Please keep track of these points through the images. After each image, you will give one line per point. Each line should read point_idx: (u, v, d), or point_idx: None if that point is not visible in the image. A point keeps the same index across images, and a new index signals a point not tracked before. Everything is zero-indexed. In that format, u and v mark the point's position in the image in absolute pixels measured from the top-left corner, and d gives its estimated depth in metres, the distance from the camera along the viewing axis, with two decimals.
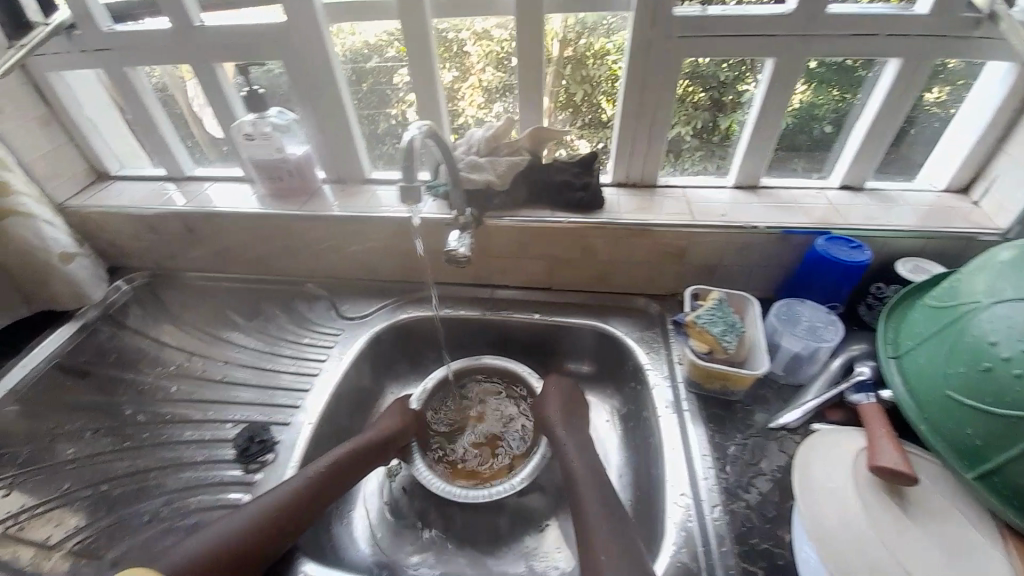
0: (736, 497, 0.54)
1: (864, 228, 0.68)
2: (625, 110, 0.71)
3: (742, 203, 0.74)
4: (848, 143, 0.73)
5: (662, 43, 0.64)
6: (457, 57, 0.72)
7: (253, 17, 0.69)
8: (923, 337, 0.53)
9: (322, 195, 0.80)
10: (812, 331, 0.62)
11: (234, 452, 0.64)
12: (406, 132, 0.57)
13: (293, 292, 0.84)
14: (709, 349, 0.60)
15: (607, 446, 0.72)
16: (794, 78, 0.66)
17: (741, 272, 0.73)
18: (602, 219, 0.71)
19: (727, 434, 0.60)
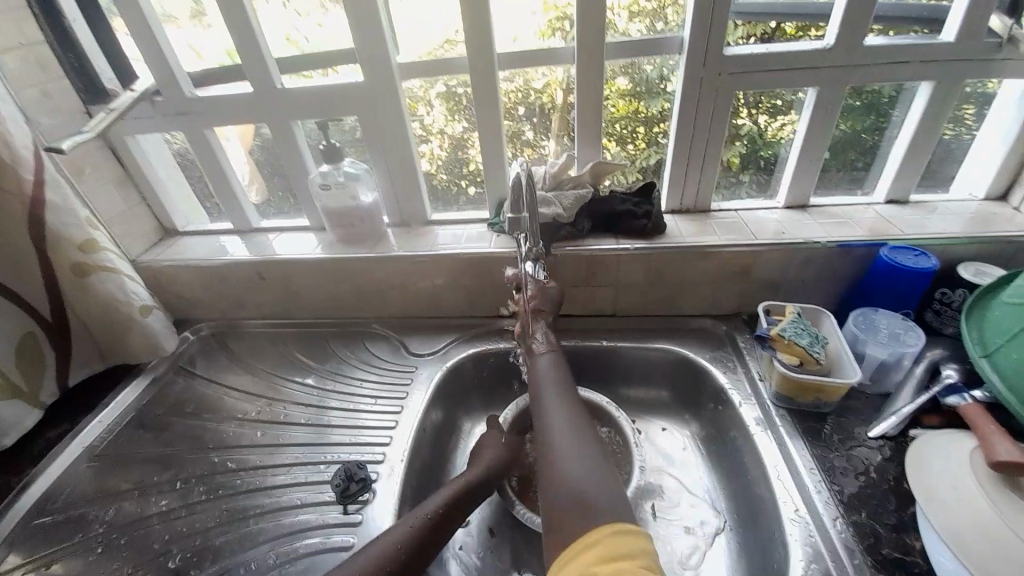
0: (855, 510, 0.54)
1: (921, 237, 0.71)
2: (677, 142, 0.75)
3: (797, 221, 0.77)
4: (891, 158, 0.77)
5: (713, 78, 0.70)
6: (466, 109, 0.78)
7: (332, 77, 0.75)
8: (1012, 332, 0.55)
9: (388, 237, 0.83)
10: (893, 339, 0.65)
11: (333, 494, 0.63)
12: (512, 169, 0.63)
13: (361, 332, 0.86)
14: (799, 360, 0.62)
15: (696, 472, 0.71)
16: (836, 103, 0.71)
17: (804, 287, 0.76)
18: (667, 243, 0.74)
19: (828, 447, 0.61)
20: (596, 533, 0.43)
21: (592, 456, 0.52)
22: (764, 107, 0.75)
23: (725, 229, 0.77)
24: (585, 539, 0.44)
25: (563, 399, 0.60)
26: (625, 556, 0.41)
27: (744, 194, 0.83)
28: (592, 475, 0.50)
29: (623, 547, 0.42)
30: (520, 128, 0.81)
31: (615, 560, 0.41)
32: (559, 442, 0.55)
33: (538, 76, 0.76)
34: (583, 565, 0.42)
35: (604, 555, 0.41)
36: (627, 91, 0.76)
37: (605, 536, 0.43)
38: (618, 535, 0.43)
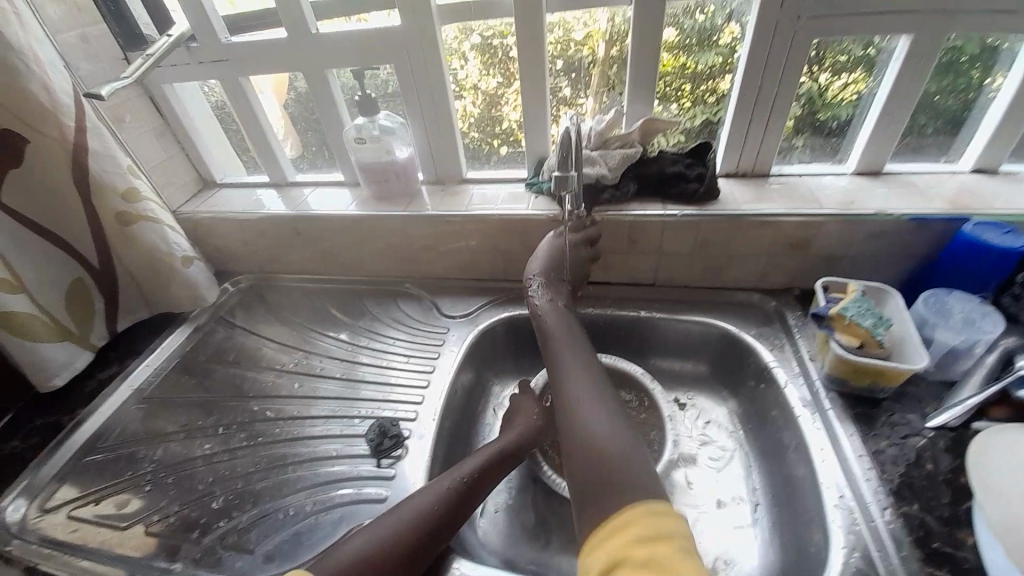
0: (906, 500, 0.51)
1: (1011, 213, 0.63)
2: (738, 99, 0.69)
3: (867, 190, 0.70)
4: (986, 122, 0.68)
5: (789, 25, 0.62)
6: (502, 62, 0.73)
7: (366, 22, 0.71)
8: None
9: (422, 195, 0.81)
10: (968, 323, 0.59)
11: (366, 447, 0.65)
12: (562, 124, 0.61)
13: (394, 291, 0.85)
14: (860, 342, 0.58)
15: (733, 451, 0.69)
16: (927, 58, 0.62)
17: (867, 264, 0.70)
18: (718, 210, 0.69)
19: (880, 435, 0.57)
20: (631, 512, 0.42)
21: (615, 423, 0.51)
22: (827, 64, 0.66)
23: (785, 196, 0.70)
24: (619, 518, 0.42)
25: (587, 369, 0.58)
26: (663, 537, 0.39)
27: (796, 160, 0.76)
28: (617, 444, 0.48)
29: (656, 528, 0.40)
30: (558, 84, 0.75)
31: (651, 542, 0.39)
32: (581, 408, 0.53)
33: (577, 26, 0.70)
34: (616, 547, 0.40)
35: (640, 538, 0.40)
36: (679, 41, 0.69)
37: (643, 517, 0.41)
38: (652, 514, 0.41)
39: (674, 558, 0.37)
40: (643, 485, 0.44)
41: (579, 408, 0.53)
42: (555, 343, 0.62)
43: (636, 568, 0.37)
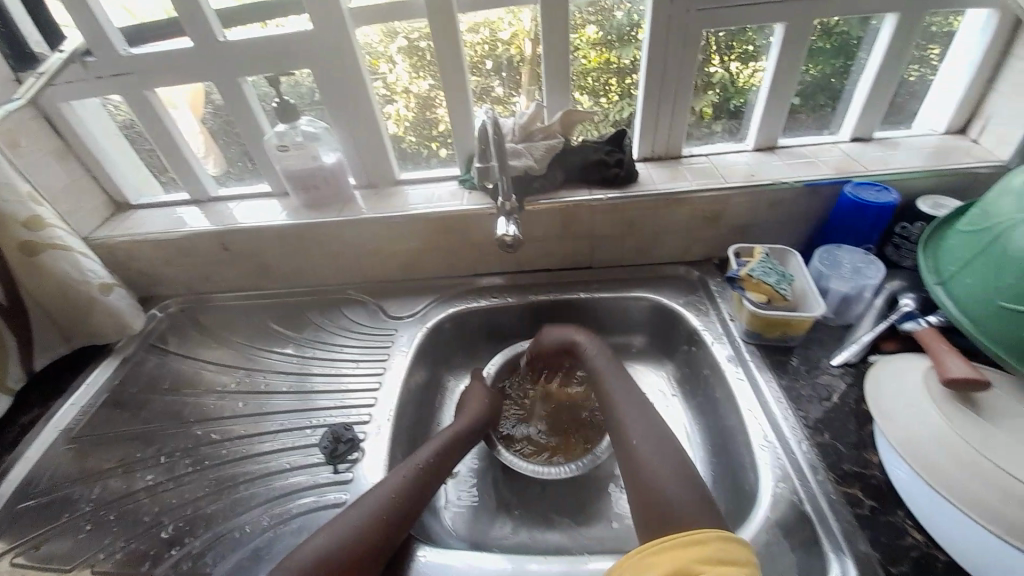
0: (820, 432, 0.58)
1: (883, 173, 0.72)
2: (647, 87, 0.74)
3: (764, 163, 0.78)
4: (857, 96, 0.77)
5: (683, 15, 0.68)
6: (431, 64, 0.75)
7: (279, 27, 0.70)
8: (963, 261, 0.56)
9: (355, 200, 0.80)
10: (855, 272, 0.67)
11: (321, 455, 0.65)
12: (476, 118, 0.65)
13: (337, 299, 0.85)
14: (767, 298, 0.64)
15: (675, 413, 0.74)
16: (802, 41, 0.70)
17: (772, 229, 0.77)
18: (639, 191, 0.74)
19: (795, 378, 0.63)
20: (705, 534, 0.43)
21: (664, 451, 0.54)
22: (736, 53, 0.74)
23: (697, 174, 0.77)
24: (691, 535, 0.43)
25: (644, 423, 0.58)
26: (725, 560, 0.41)
27: (705, 140, 0.83)
28: (670, 474, 0.51)
29: (729, 553, 0.41)
30: (489, 83, 0.79)
31: (714, 564, 0.40)
32: (636, 438, 0.57)
33: (504, 26, 0.73)
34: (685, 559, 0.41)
35: (702, 558, 0.41)
36: (600, 38, 0.74)
37: (714, 540, 0.42)
38: (726, 541, 0.42)
39: None
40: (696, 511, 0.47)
41: (644, 464, 0.53)
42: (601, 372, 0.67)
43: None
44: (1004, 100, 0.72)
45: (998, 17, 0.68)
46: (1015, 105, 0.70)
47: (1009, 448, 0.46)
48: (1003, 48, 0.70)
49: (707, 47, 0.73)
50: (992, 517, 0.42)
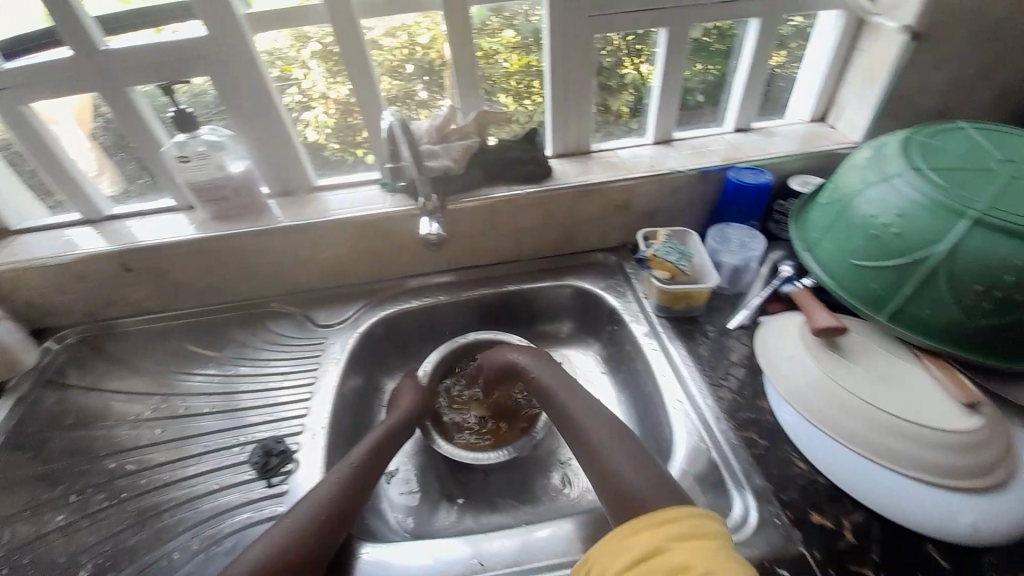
0: (721, 387, 0.65)
1: (760, 158, 0.82)
2: (553, 88, 0.79)
3: (662, 154, 0.85)
4: (734, 92, 0.87)
5: (578, 20, 0.73)
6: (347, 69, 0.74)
7: (179, 32, 0.66)
8: (823, 229, 0.64)
9: (270, 209, 0.78)
10: (743, 246, 0.77)
11: (251, 471, 0.63)
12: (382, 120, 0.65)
13: (260, 313, 0.82)
14: (671, 274, 0.71)
15: (603, 389, 0.80)
16: (681, 44, 0.78)
17: (674, 213, 0.85)
18: (553, 185, 0.79)
19: (699, 344, 0.71)
20: (675, 512, 0.42)
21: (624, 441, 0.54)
22: (644, 55, 0.81)
23: (605, 167, 0.83)
24: (662, 514, 0.42)
25: (600, 416, 0.58)
26: (699, 537, 0.39)
27: (610, 136, 0.89)
28: (633, 462, 0.51)
29: (701, 528, 0.40)
30: (412, 86, 0.79)
31: (688, 541, 0.39)
32: (593, 429, 0.57)
33: (421, 31, 0.74)
34: (655, 539, 0.40)
35: (676, 536, 0.39)
36: (519, 40, 0.77)
37: (683, 516, 0.41)
38: (698, 518, 0.41)
39: (716, 554, 0.37)
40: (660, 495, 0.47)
41: (607, 456, 0.53)
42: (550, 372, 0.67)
43: (677, 555, 0.38)
44: (851, 90, 0.84)
45: (845, 15, 0.79)
46: (860, 93, 0.82)
47: (865, 382, 0.55)
48: (846, 46, 0.82)
49: (611, 47, 0.79)
50: (856, 440, 0.53)
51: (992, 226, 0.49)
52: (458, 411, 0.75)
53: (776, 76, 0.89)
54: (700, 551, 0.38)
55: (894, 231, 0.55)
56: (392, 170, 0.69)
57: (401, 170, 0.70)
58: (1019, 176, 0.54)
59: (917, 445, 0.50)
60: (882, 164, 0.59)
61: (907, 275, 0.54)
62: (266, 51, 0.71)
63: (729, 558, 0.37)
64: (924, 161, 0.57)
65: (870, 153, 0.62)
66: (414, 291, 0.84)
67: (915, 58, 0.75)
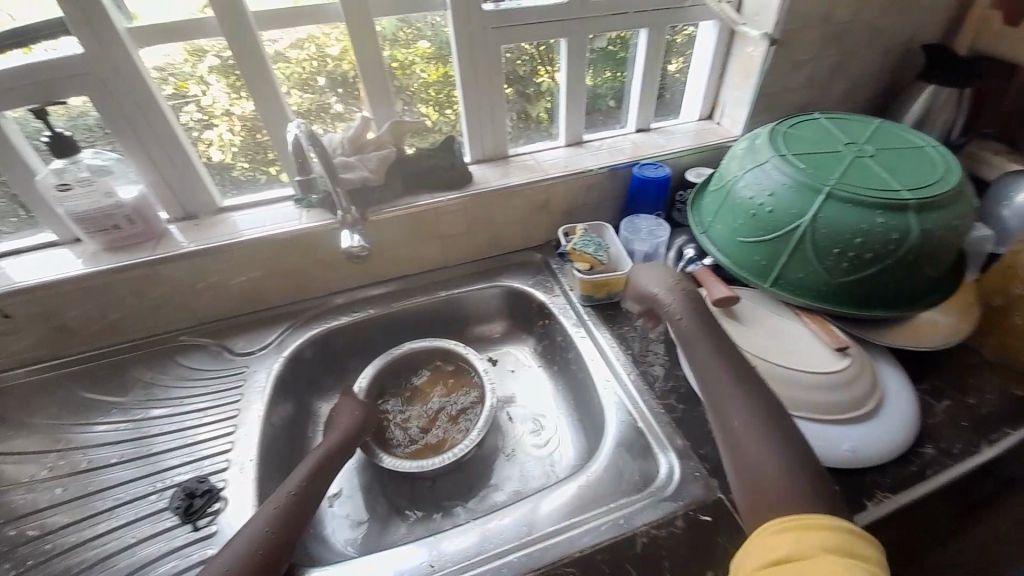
0: (643, 363, 0.70)
1: (660, 154, 0.90)
2: (466, 97, 0.81)
3: (573, 155, 0.90)
4: (632, 94, 0.94)
5: (482, 32, 0.76)
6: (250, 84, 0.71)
7: (55, 50, 0.60)
8: (714, 212, 0.72)
9: (172, 235, 0.73)
10: (651, 234, 0.84)
11: (173, 517, 0.58)
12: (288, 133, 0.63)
13: (171, 347, 0.76)
14: (590, 265, 0.76)
15: (540, 382, 0.83)
16: (581, 52, 0.84)
17: (591, 209, 0.91)
18: (474, 189, 0.80)
19: (622, 326, 0.76)
20: (818, 520, 0.36)
21: (775, 417, 0.48)
22: (554, 63, 0.86)
23: (522, 169, 0.86)
24: (800, 522, 0.36)
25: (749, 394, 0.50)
26: (848, 553, 0.33)
27: (525, 141, 0.93)
28: (781, 447, 0.45)
29: (852, 549, 0.34)
30: (326, 100, 0.78)
31: (833, 554, 0.33)
32: (737, 413, 0.49)
33: (331, 42, 0.73)
34: (792, 548, 0.34)
35: (820, 547, 0.34)
36: (432, 50, 0.78)
37: (833, 529, 0.35)
38: (852, 537, 0.34)
39: None
40: (805, 495, 0.40)
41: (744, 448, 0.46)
42: (693, 332, 0.59)
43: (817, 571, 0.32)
44: (730, 90, 0.95)
45: (719, 25, 0.89)
46: (737, 93, 0.93)
47: (758, 341, 0.62)
48: (723, 51, 0.92)
49: (520, 55, 0.83)
50: None
51: (841, 199, 0.58)
52: (400, 422, 0.75)
53: (668, 79, 0.98)
54: (846, 570, 0.32)
55: (768, 210, 0.63)
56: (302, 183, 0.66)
57: (313, 183, 0.67)
58: (859, 155, 0.64)
59: (806, 389, 0.57)
60: (755, 153, 0.67)
61: (781, 246, 0.63)
62: (156, 67, 0.66)
63: None
64: (788, 149, 0.66)
65: (746, 144, 0.71)
66: (342, 306, 0.82)
67: (778, 60, 0.86)
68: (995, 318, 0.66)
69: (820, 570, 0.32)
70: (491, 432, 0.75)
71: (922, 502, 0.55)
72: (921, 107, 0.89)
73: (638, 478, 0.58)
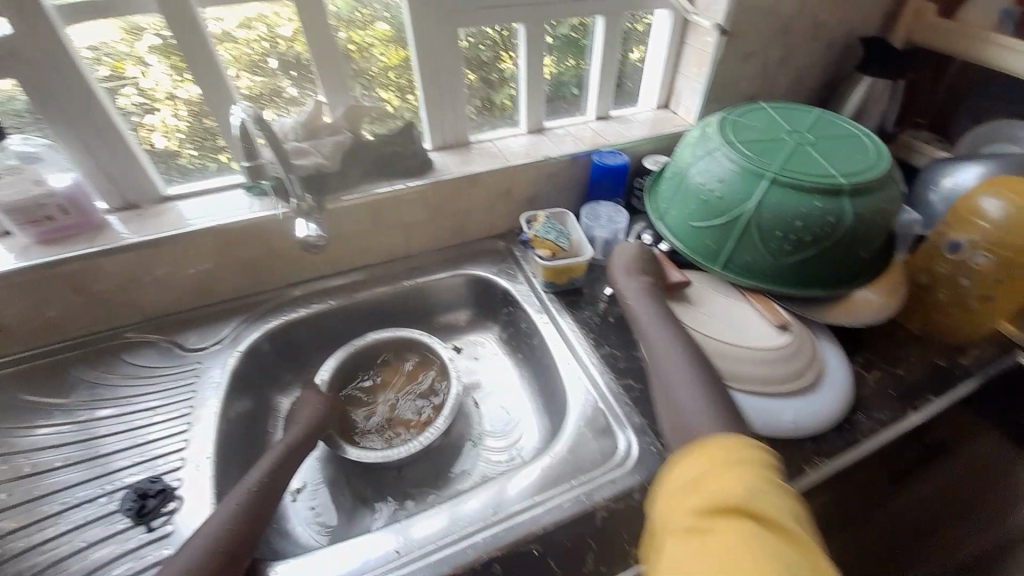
0: (603, 346, 0.72)
1: (618, 142, 0.91)
2: (424, 83, 0.80)
3: (535, 142, 0.91)
4: (592, 82, 0.95)
5: (440, 15, 0.75)
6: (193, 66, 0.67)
7: None
8: (669, 199, 0.74)
9: (112, 226, 0.69)
10: (610, 221, 0.86)
11: (126, 519, 0.56)
12: (232, 116, 0.60)
13: (115, 344, 0.72)
14: (552, 252, 0.77)
15: (504, 368, 0.84)
16: (540, 39, 0.84)
17: (553, 196, 0.92)
18: (435, 177, 0.80)
19: (583, 311, 0.78)
20: (732, 446, 0.42)
21: (716, 397, 0.54)
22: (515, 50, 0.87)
23: (484, 157, 0.86)
24: (717, 447, 0.43)
25: (696, 376, 0.56)
26: (750, 468, 0.40)
27: (487, 128, 0.93)
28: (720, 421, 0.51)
29: (754, 464, 0.41)
30: (278, 83, 0.75)
31: (736, 468, 0.40)
32: (683, 394, 0.54)
33: (282, 22, 0.70)
34: (705, 468, 0.41)
35: (728, 464, 0.41)
36: (390, 32, 0.76)
37: (740, 451, 0.42)
38: (754, 457, 0.41)
39: (764, 490, 0.38)
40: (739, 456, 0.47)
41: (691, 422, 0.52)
42: (650, 324, 0.63)
43: (723, 484, 0.39)
44: (685, 80, 0.98)
45: (673, 14, 0.91)
46: (692, 83, 0.96)
47: (708, 321, 0.66)
48: (677, 41, 0.95)
49: (479, 40, 0.83)
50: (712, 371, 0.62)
51: (784, 184, 0.62)
52: (365, 413, 0.74)
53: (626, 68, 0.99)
54: (745, 479, 0.39)
55: (719, 196, 0.66)
56: (249, 170, 0.64)
57: (262, 169, 0.65)
58: (801, 143, 0.68)
59: (754, 364, 0.61)
60: (707, 140, 0.70)
61: (730, 230, 0.66)
62: (89, 47, 0.62)
63: (777, 495, 0.38)
64: (736, 136, 0.69)
65: (698, 132, 0.73)
66: (301, 298, 0.80)
67: (728, 51, 0.89)
68: (921, 295, 0.72)
69: (725, 482, 0.39)
70: (457, 419, 0.76)
71: (853, 465, 0.60)
72: (860, 98, 0.94)
73: (599, 454, 0.61)
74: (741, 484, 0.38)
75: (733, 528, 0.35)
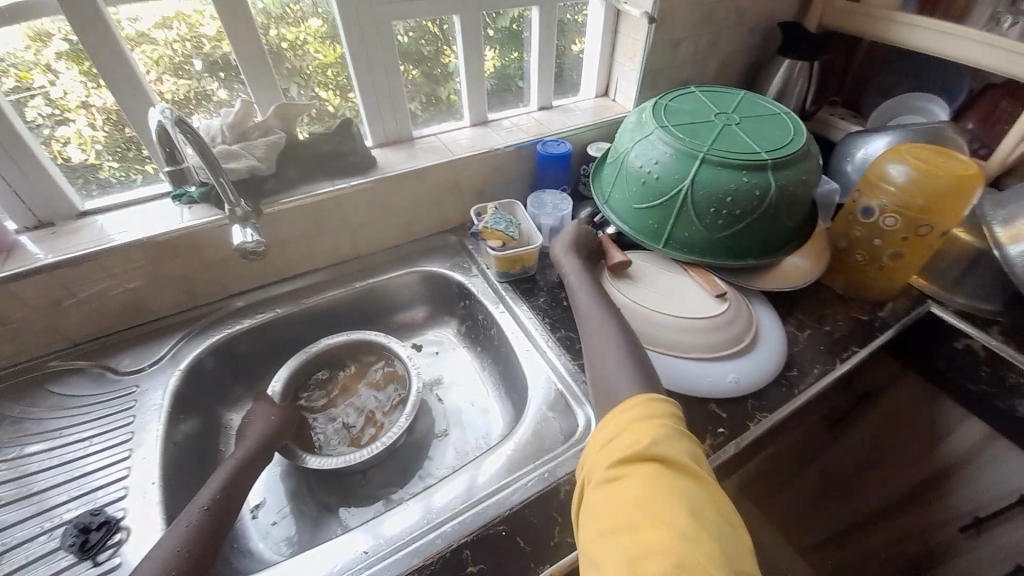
0: (558, 329, 0.74)
1: (561, 131, 0.93)
2: (360, 80, 0.78)
3: (479, 135, 0.91)
4: (532, 73, 0.96)
5: (373, 10, 0.73)
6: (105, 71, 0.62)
7: None
8: (612, 183, 0.77)
9: (24, 247, 0.63)
10: (556, 208, 0.87)
11: (68, 556, 0.52)
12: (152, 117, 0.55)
13: (39, 374, 0.66)
14: (502, 242, 0.77)
15: (465, 362, 0.85)
16: (477, 31, 0.84)
17: (501, 188, 0.93)
18: (380, 174, 0.78)
19: (537, 298, 0.79)
20: (648, 401, 0.47)
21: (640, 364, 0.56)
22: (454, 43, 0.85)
23: (428, 151, 0.85)
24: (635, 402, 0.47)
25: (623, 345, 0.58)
26: (663, 421, 0.44)
27: (431, 123, 0.92)
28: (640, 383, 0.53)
29: (665, 417, 0.45)
30: (205, 86, 0.71)
31: (651, 421, 0.44)
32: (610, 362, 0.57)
33: (204, 21, 0.66)
34: (623, 423, 0.45)
35: (644, 418, 0.45)
36: (322, 28, 0.73)
37: (655, 406, 0.46)
38: (665, 411, 0.46)
39: (673, 439, 0.43)
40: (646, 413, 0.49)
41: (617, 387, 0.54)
42: (586, 307, 0.65)
43: (639, 435, 0.43)
44: (621, 67, 1.00)
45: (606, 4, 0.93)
46: (627, 70, 0.99)
47: (649, 296, 0.69)
48: (611, 29, 0.97)
49: (416, 34, 0.81)
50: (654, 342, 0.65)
51: (715, 162, 0.65)
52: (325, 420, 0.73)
53: (566, 58, 1.01)
54: (658, 430, 0.43)
55: (656, 177, 0.69)
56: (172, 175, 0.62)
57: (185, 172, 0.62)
58: (728, 124, 0.72)
59: (695, 333, 0.65)
60: (642, 125, 0.73)
61: (670, 209, 0.69)
62: None
63: (683, 442, 0.43)
64: (668, 120, 0.72)
65: (634, 117, 0.76)
66: (246, 309, 0.77)
67: (660, 38, 0.92)
68: (842, 258, 0.78)
69: (641, 433, 0.43)
70: (420, 416, 0.76)
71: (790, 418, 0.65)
72: (782, 78, 1.00)
73: (560, 434, 0.63)
74: (654, 435, 0.42)
75: (644, 472, 0.40)
